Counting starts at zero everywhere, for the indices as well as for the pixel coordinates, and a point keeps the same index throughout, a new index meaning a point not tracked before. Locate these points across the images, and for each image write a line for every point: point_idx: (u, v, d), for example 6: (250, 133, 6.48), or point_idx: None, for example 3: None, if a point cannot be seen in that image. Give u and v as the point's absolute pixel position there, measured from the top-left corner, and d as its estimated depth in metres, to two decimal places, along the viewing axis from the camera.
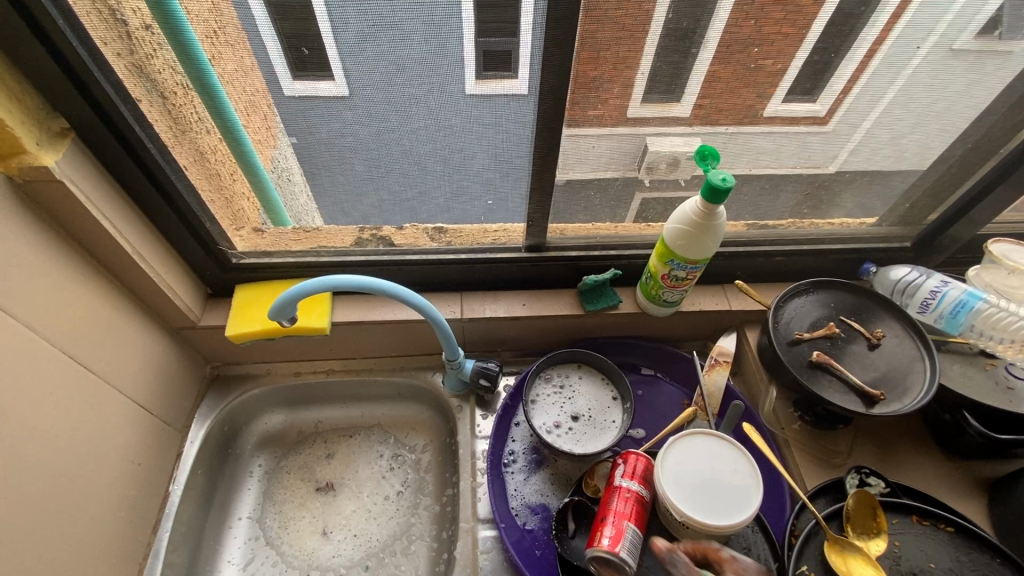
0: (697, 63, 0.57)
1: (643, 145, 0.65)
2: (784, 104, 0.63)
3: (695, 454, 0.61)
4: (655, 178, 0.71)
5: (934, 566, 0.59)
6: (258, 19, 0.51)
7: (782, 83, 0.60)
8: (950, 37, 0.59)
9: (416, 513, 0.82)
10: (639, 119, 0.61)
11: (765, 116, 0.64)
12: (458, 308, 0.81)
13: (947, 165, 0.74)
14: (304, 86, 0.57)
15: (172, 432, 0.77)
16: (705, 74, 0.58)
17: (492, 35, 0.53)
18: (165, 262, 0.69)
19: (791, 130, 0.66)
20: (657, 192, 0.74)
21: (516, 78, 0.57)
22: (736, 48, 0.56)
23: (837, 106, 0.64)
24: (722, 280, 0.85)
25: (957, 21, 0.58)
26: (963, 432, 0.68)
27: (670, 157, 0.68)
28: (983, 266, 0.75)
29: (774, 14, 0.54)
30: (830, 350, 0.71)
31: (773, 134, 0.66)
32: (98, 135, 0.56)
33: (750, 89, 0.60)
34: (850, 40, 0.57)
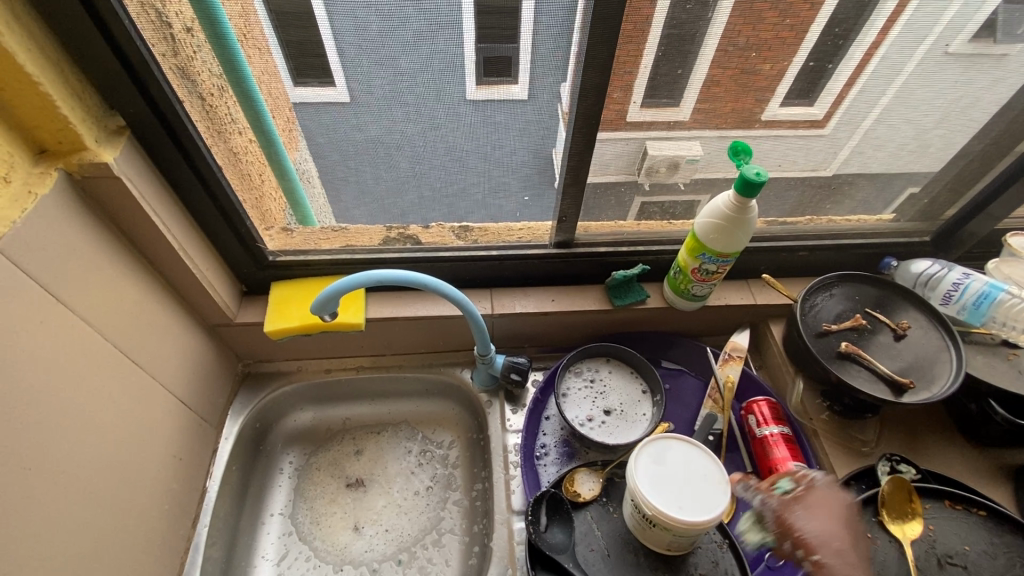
0: (697, 65, 0.59)
1: (643, 148, 0.68)
2: (783, 108, 0.65)
3: (665, 456, 0.63)
4: (655, 182, 0.74)
5: (969, 549, 0.60)
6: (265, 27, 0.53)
7: (779, 87, 0.62)
8: (948, 40, 0.61)
9: (445, 508, 0.83)
10: (638, 122, 0.64)
11: (764, 119, 0.66)
12: (489, 304, 0.83)
13: (968, 160, 0.76)
14: (305, 91, 0.59)
15: (208, 429, 0.77)
16: (704, 79, 0.60)
17: (488, 40, 0.55)
18: (206, 257, 0.70)
19: (789, 134, 0.69)
20: (657, 196, 0.77)
21: (515, 82, 0.59)
22: (733, 55, 0.58)
23: (834, 108, 0.67)
24: (746, 276, 0.87)
25: (956, 23, 0.60)
26: (988, 421, 0.70)
27: (671, 161, 0.70)
28: (1002, 260, 0.78)
29: (772, 19, 0.56)
30: (857, 340, 0.72)
31: (794, 135, 0.69)
32: (152, 132, 0.57)
33: (748, 93, 0.62)
34: (838, 57, 0.61)
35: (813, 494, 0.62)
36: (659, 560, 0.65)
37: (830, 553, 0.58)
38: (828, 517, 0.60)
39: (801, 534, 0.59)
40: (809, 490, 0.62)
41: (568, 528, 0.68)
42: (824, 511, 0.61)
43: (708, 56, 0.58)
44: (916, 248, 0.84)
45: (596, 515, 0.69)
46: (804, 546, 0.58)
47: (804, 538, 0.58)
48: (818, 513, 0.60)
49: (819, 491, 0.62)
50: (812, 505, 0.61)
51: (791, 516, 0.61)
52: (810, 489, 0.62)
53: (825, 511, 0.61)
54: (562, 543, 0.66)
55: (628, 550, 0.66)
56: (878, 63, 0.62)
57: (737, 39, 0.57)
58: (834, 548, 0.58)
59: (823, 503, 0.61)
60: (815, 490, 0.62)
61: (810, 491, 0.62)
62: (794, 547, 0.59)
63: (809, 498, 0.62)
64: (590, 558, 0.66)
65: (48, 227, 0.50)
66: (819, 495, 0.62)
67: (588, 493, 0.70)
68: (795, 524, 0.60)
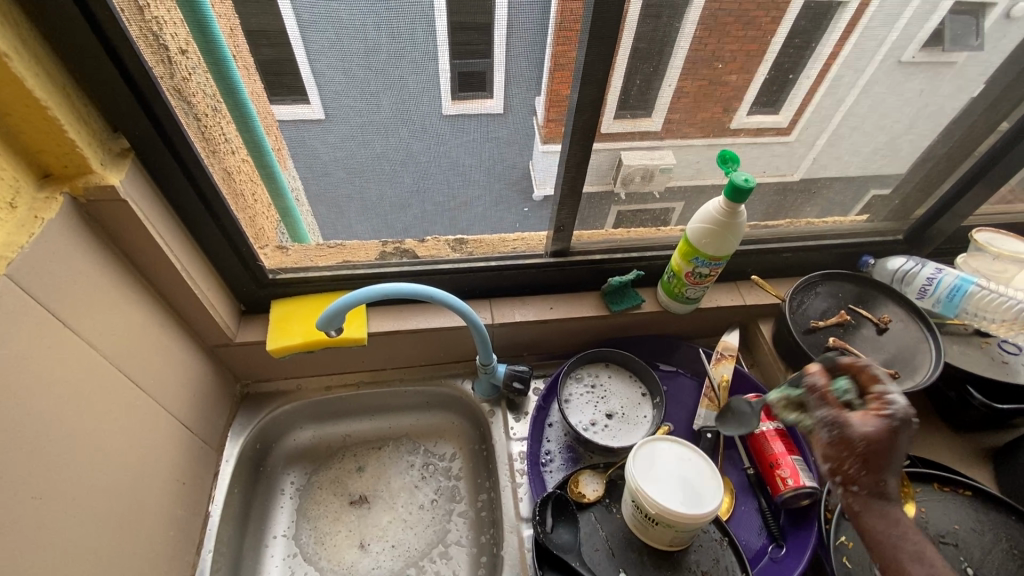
0: (668, 71, 0.61)
1: (615, 158, 0.71)
2: (750, 117, 0.69)
3: (673, 455, 0.65)
4: (630, 192, 0.77)
5: (959, 527, 0.64)
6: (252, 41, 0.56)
7: (748, 95, 0.66)
8: (900, 50, 0.65)
9: (451, 520, 0.83)
10: (612, 134, 0.67)
11: (733, 127, 0.70)
12: (489, 314, 0.84)
13: (934, 162, 0.81)
14: (286, 110, 0.61)
15: (209, 451, 0.76)
16: (676, 87, 0.63)
17: (466, 57, 0.58)
18: (206, 278, 0.70)
19: (757, 141, 0.73)
20: (632, 205, 0.79)
21: (492, 98, 0.62)
22: (702, 66, 0.61)
23: (796, 116, 0.71)
24: (734, 278, 0.90)
25: (906, 33, 0.64)
26: (968, 406, 0.73)
27: (643, 170, 0.73)
28: (969, 253, 0.85)
29: (736, 32, 0.60)
30: (842, 335, 0.76)
31: (758, 142, 0.73)
32: (156, 154, 0.57)
33: (717, 101, 0.66)
34: (804, 61, 0.64)
35: (893, 430, 0.47)
36: (665, 557, 0.67)
37: (873, 492, 0.46)
38: (891, 456, 0.46)
39: (842, 463, 0.47)
40: (880, 424, 0.47)
41: (573, 528, 0.69)
42: (889, 446, 0.46)
43: (678, 65, 0.61)
44: (891, 245, 0.89)
45: (600, 516, 0.70)
46: (842, 477, 0.48)
47: (844, 469, 0.47)
48: (880, 445, 0.46)
49: (891, 427, 0.47)
50: (880, 436, 0.46)
51: (843, 446, 0.47)
52: (890, 420, 0.46)
53: (890, 450, 0.46)
54: (569, 543, 0.68)
55: (631, 549, 0.68)
56: (849, 75, 0.67)
57: (723, 53, 0.61)
58: (883, 489, 0.46)
59: (879, 444, 0.46)
60: (898, 426, 0.46)
61: (887, 422, 0.47)
62: (835, 473, 0.48)
63: (879, 427, 0.47)
64: (596, 558, 0.67)
65: (57, 253, 0.50)
66: (888, 429, 0.46)
67: (593, 493, 0.71)
68: (847, 452, 0.47)
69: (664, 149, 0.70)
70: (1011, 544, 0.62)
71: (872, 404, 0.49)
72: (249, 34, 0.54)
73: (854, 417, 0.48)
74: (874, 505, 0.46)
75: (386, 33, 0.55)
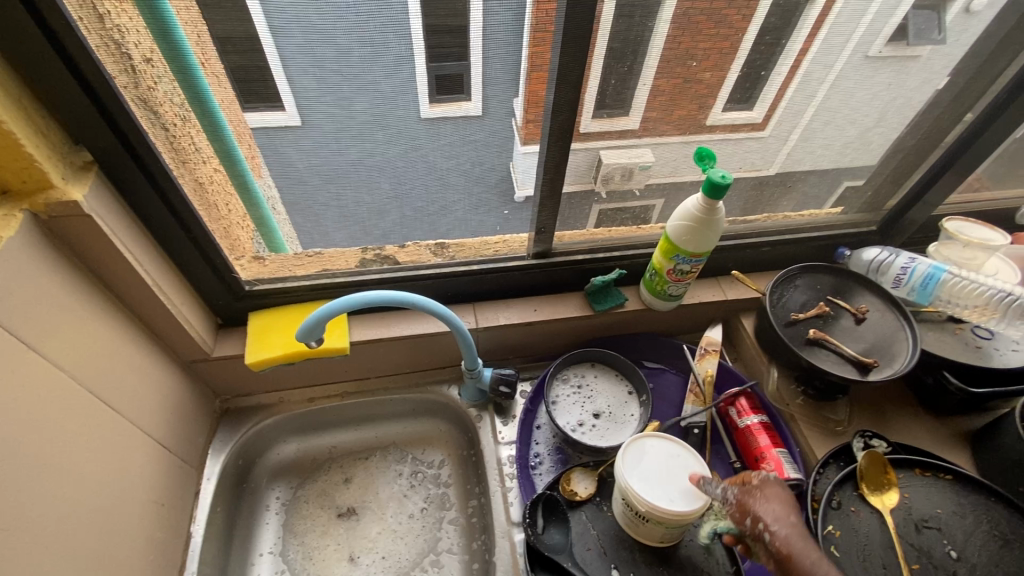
0: (642, 75, 0.62)
1: (597, 158, 0.71)
2: (725, 112, 0.69)
3: (659, 451, 0.65)
4: (611, 190, 0.77)
5: (941, 512, 0.65)
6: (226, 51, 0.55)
7: (722, 92, 0.67)
8: (867, 44, 0.66)
9: (442, 528, 0.82)
10: (589, 133, 0.67)
11: (709, 124, 0.70)
12: (473, 319, 0.83)
13: (902, 154, 0.83)
14: (258, 117, 0.60)
15: (189, 470, 0.74)
16: (651, 86, 0.63)
17: (443, 59, 0.57)
18: (180, 292, 0.68)
19: (733, 137, 0.73)
20: (614, 204, 0.80)
21: (470, 100, 0.62)
22: (677, 63, 0.62)
23: (770, 112, 0.72)
24: (715, 274, 0.91)
25: (872, 28, 0.65)
26: (946, 392, 0.75)
27: (624, 169, 0.74)
28: (939, 243, 0.86)
29: (708, 30, 0.60)
30: (822, 326, 0.77)
31: (734, 138, 0.73)
32: (121, 166, 0.55)
33: (693, 100, 0.66)
34: (776, 55, 0.65)
35: (771, 484, 0.57)
36: (655, 553, 0.67)
37: (793, 536, 0.51)
38: (783, 504, 0.54)
39: (759, 511, 0.54)
40: (764, 478, 0.57)
41: (564, 529, 0.69)
42: (781, 497, 0.55)
43: (654, 64, 0.61)
44: (866, 237, 0.91)
45: (591, 515, 0.70)
46: (763, 521, 0.53)
47: (761, 515, 0.53)
48: (773, 494, 0.56)
49: (775, 481, 0.57)
50: (767, 490, 0.56)
51: (749, 502, 0.55)
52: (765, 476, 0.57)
53: (780, 499, 0.55)
54: (560, 544, 0.67)
55: (623, 547, 0.67)
56: (818, 71, 0.68)
57: (696, 50, 0.61)
58: (800, 540, 0.51)
59: (784, 493, 0.56)
60: (771, 479, 0.57)
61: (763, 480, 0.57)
62: (755, 520, 0.54)
63: (762, 484, 0.57)
64: (587, 557, 0.67)
65: (16, 272, 0.47)
66: (770, 483, 0.57)
67: (585, 491, 0.71)
68: (753, 505, 0.55)
69: (642, 147, 0.70)
70: (992, 526, 0.63)
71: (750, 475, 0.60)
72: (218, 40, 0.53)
73: (744, 483, 0.58)
74: (796, 536, 0.51)
75: (359, 37, 0.55)
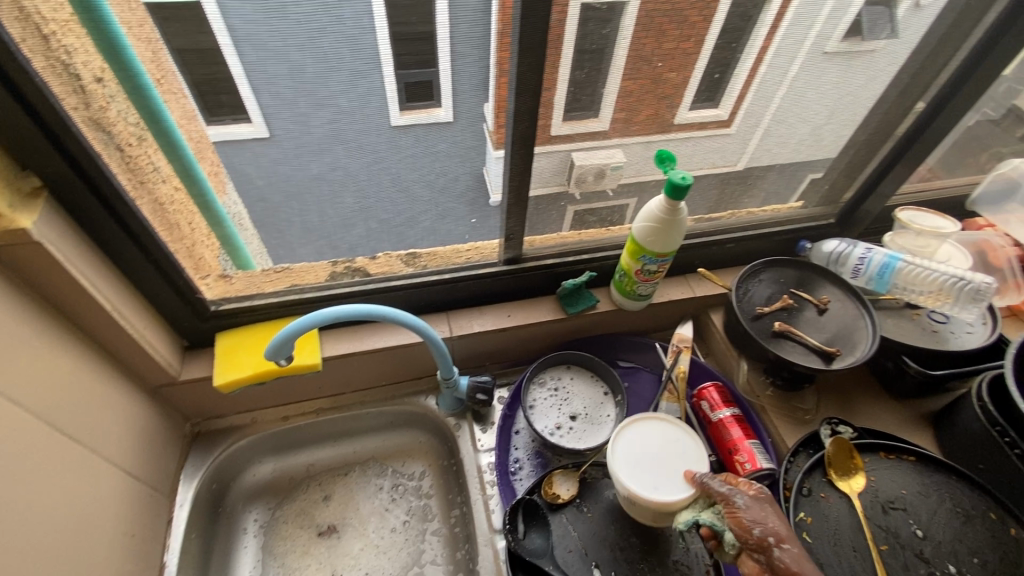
0: (608, 82, 0.64)
1: (570, 160, 0.72)
2: (693, 111, 0.71)
3: (659, 436, 0.67)
4: (585, 191, 0.78)
5: (906, 492, 0.68)
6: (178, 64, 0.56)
7: (686, 94, 0.68)
8: (822, 43, 0.69)
9: (425, 539, 0.81)
10: (561, 136, 0.68)
11: (676, 123, 0.72)
12: (447, 327, 0.83)
13: (854, 148, 0.86)
14: (223, 130, 0.62)
15: (160, 497, 0.72)
16: (619, 89, 0.65)
17: (410, 67, 0.58)
18: (142, 315, 0.66)
19: (700, 134, 0.75)
20: (589, 204, 0.81)
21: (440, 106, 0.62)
22: (641, 64, 0.62)
23: (735, 107, 0.73)
24: (683, 271, 0.93)
25: (825, 28, 0.68)
26: (905, 375, 0.78)
27: (596, 169, 0.75)
28: (894, 232, 0.90)
29: (671, 32, 0.61)
30: (788, 319, 0.80)
31: (702, 135, 0.76)
32: (73, 191, 0.54)
33: (658, 99, 0.67)
34: (739, 50, 0.66)
35: (770, 501, 0.56)
36: (636, 550, 0.68)
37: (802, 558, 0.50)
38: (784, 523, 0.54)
39: (770, 524, 0.52)
40: (766, 493, 0.57)
41: (545, 533, 0.69)
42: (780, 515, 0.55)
43: (619, 71, 0.63)
44: (825, 230, 0.94)
45: (571, 517, 0.70)
46: (774, 536, 0.52)
47: (772, 529, 0.52)
48: (774, 511, 0.55)
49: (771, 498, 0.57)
50: (770, 505, 0.55)
51: (760, 512, 0.54)
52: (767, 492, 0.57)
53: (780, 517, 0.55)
54: (541, 547, 0.68)
55: (604, 547, 0.68)
56: (770, 72, 0.70)
57: (656, 52, 0.62)
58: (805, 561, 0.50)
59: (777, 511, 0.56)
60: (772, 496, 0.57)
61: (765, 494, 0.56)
62: (767, 534, 0.52)
63: (766, 498, 0.56)
64: (569, 559, 0.67)
65: None
66: (770, 499, 0.56)
67: (567, 493, 0.71)
68: (764, 516, 0.53)
69: (611, 147, 0.72)
70: (953, 503, 0.66)
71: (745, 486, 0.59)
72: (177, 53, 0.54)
73: (749, 492, 0.56)
74: (805, 560, 0.50)
75: (334, 40, 0.55)
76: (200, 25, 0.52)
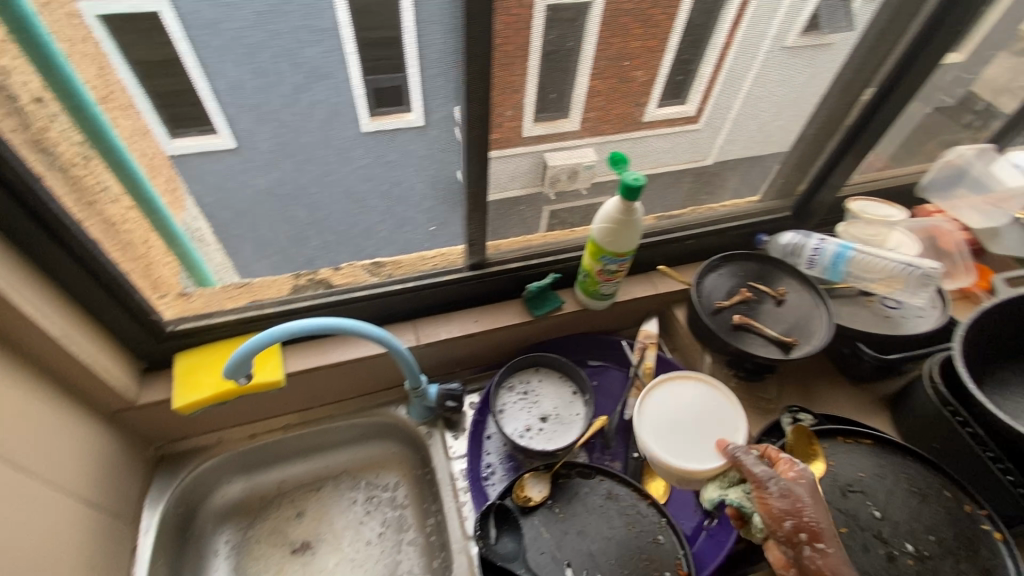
0: (576, 87, 0.66)
1: (542, 161, 0.74)
2: (660, 108, 0.74)
3: (703, 406, 0.76)
4: (560, 191, 0.80)
5: (864, 475, 0.69)
6: (129, 79, 0.55)
7: (654, 91, 0.70)
8: (781, 37, 0.71)
9: (401, 550, 0.81)
10: (535, 137, 0.70)
11: (646, 120, 0.74)
12: (413, 336, 0.83)
13: (803, 142, 0.89)
14: (185, 143, 0.62)
15: (123, 524, 0.71)
16: (586, 92, 0.67)
17: (379, 71, 0.58)
18: (95, 339, 0.65)
19: (672, 129, 0.78)
20: (563, 204, 0.83)
21: (409, 111, 0.63)
22: (610, 64, 0.64)
23: (703, 102, 0.76)
24: (646, 269, 0.95)
25: (784, 24, 0.70)
26: (861, 360, 0.81)
27: (569, 169, 0.76)
28: (847, 223, 0.94)
29: (635, 34, 0.63)
30: (747, 311, 0.81)
31: (670, 132, 0.78)
32: (10, 217, 0.52)
33: (628, 98, 0.70)
34: (704, 45, 0.68)
35: (810, 484, 0.58)
36: (609, 547, 0.67)
37: (835, 551, 0.53)
38: (822, 509, 0.56)
39: (809, 514, 0.55)
40: (805, 475, 0.58)
41: (517, 536, 0.69)
42: (819, 500, 0.57)
43: (587, 74, 0.65)
44: (781, 222, 0.97)
45: (544, 519, 0.70)
46: (811, 526, 0.54)
47: (810, 519, 0.54)
48: (814, 496, 0.57)
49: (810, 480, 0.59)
50: (809, 490, 0.57)
51: (799, 500, 0.56)
52: (807, 475, 0.58)
53: (818, 503, 0.57)
54: (513, 551, 0.67)
55: (576, 547, 0.68)
56: (728, 72, 0.73)
57: (609, 52, 0.63)
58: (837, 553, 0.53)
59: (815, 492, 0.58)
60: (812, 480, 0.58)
61: (805, 478, 0.58)
62: (798, 530, 0.54)
63: (806, 483, 0.58)
64: (541, 561, 0.66)
65: None
66: (810, 483, 0.58)
67: (539, 495, 0.71)
68: (802, 505, 0.55)
69: (588, 146, 0.74)
70: (909, 483, 0.68)
71: (783, 463, 0.60)
72: (134, 67, 0.54)
73: (788, 476, 0.58)
74: (837, 560, 0.53)
75: (277, 54, 0.55)
76: (157, 34, 0.52)
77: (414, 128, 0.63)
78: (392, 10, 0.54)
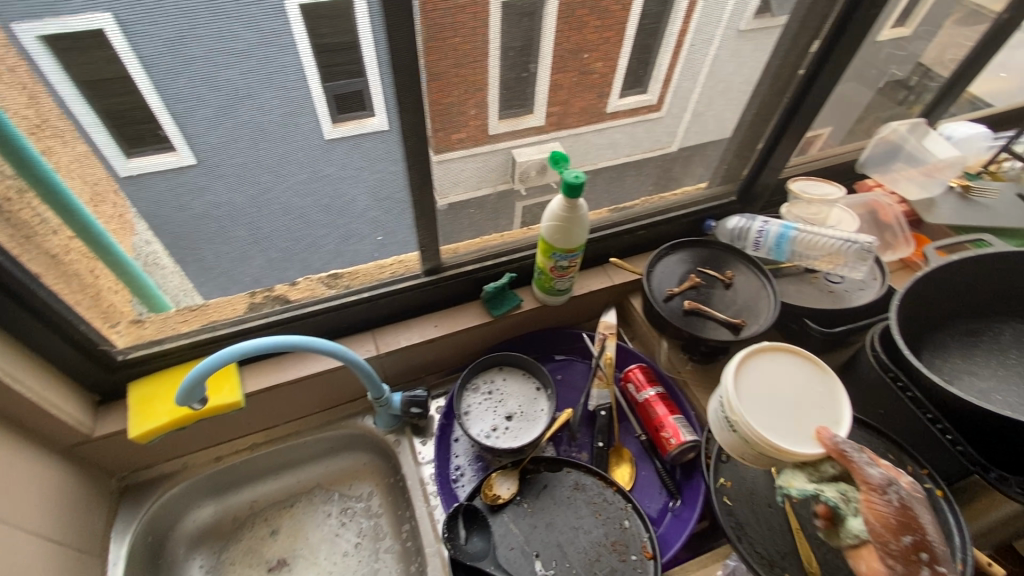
0: (540, 80, 0.68)
1: (512, 157, 0.76)
2: (622, 98, 0.75)
3: (802, 386, 0.66)
4: (529, 186, 0.83)
5: None
6: (68, 98, 0.52)
7: (616, 80, 0.72)
8: (734, 22, 0.73)
9: (378, 559, 0.81)
10: (498, 135, 0.72)
11: (609, 111, 0.76)
12: (373, 346, 0.86)
13: (742, 129, 0.92)
14: (139, 162, 0.59)
15: (92, 559, 0.70)
16: (551, 83, 0.69)
17: (337, 78, 0.58)
18: (35, 373, 0.65)
19: (632, 119, 0.80)
20: (537, 198, 0.86)
21: (373, 115, 0.63)
22: (570, 56, 0.67)
23: (663, 92, 0.78)
24: (599, 261, 0.97)
25: (737, 7, 0.72)
26: (809, 335, 0.83)
27: (537, 163, 0.79)
28: (790, 203, 0.97)
29: (591, 27, 0.65)
30: (698, 296, 0.84)
31: (637, 120, 0.80)
32: None
33: (592, 91, 0.72)
34: (659, 37, 0.70)
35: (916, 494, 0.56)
36: (574, 536, 0.70)
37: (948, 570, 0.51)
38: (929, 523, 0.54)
39: (927, 530, 0.52)
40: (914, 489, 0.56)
41: (486, 535, 0.71)
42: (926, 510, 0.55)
43: (548, 70, 0.67)
44: (727, 207, 1.00)
45: (513, 515, 0.72)
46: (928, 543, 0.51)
47: (928, 536, 0.52)
48: (924, 508, 0.55)
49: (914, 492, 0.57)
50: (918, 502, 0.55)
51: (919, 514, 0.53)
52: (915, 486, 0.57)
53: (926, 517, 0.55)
54: (483, 549, 0.70)
55: (542, 538, 0.71)
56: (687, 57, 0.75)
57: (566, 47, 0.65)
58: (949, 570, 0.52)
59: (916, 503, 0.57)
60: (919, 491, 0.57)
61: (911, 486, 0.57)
62: (917, 548, 0.51)
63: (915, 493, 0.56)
64: (511, 556, 0.69)
65: None
66: (917, 495, 0.56)
67: (506, 492, 0.74)
68: (920, 520, 0.52)
69: (557, 138, 0.77)
70: None
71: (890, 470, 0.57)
72: (83, 84, 0.51)
73: (901, 485, 0.55)
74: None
75: (195, 79, 0.54)
76: (103, 54, 0.50)
77: (378, 132, 0.64)
78: (347, 16, 0.54)
